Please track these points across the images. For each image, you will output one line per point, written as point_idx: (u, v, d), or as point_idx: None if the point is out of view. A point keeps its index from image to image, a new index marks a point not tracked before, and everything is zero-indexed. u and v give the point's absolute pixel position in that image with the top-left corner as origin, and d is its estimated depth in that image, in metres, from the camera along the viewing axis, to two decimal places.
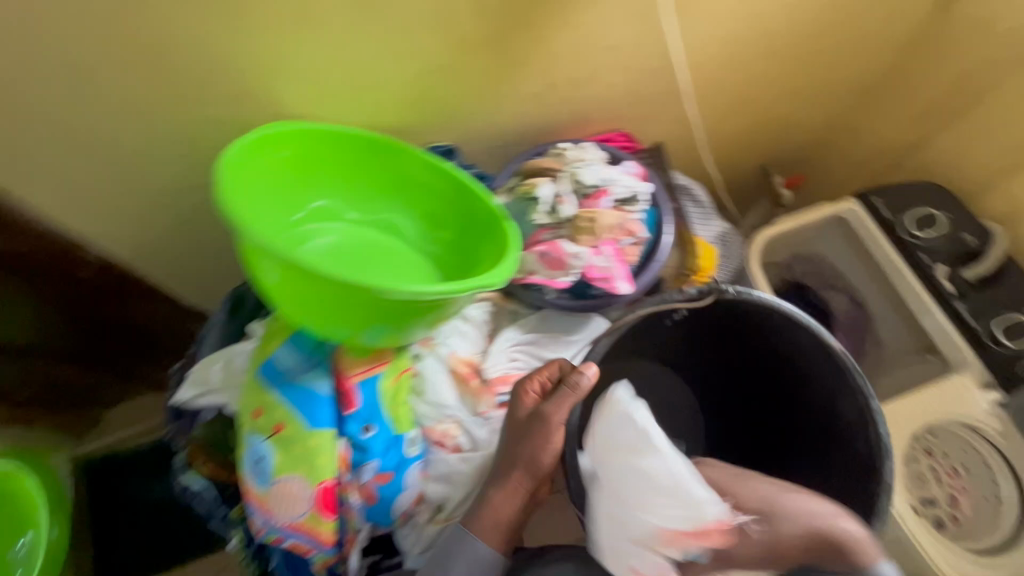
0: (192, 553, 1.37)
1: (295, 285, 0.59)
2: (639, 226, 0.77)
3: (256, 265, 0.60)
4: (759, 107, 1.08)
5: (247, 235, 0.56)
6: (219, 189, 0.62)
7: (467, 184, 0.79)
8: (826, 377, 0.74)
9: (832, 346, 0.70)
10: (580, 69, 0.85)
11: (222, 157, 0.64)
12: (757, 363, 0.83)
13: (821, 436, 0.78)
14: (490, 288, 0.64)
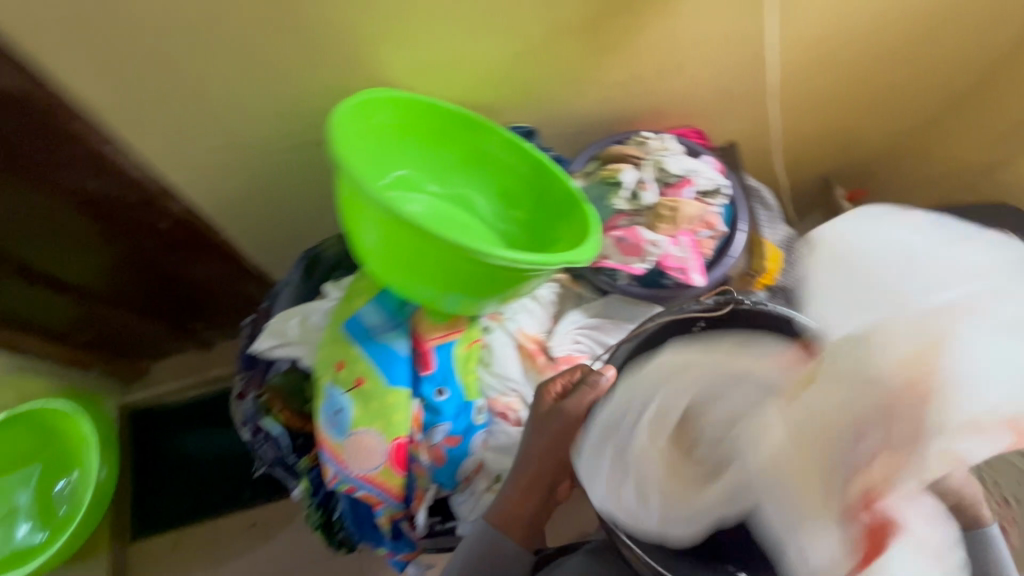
0: (222, 508, 1.41)
1: (395, 243, 0.62)
2: (718, 219, 0.78)
3: (360, 221, 0.63)
4: (834, 113, 1.07)
5: (360, 185, 0.59)
6: (330, 142, 0.64)
7: (548, 164, 0.80)
8: None
9: None
10: (666, 61, 0.85)
11: (334, 115, 0.66)
12: None
13: None
14: (576, 265, 0.65)
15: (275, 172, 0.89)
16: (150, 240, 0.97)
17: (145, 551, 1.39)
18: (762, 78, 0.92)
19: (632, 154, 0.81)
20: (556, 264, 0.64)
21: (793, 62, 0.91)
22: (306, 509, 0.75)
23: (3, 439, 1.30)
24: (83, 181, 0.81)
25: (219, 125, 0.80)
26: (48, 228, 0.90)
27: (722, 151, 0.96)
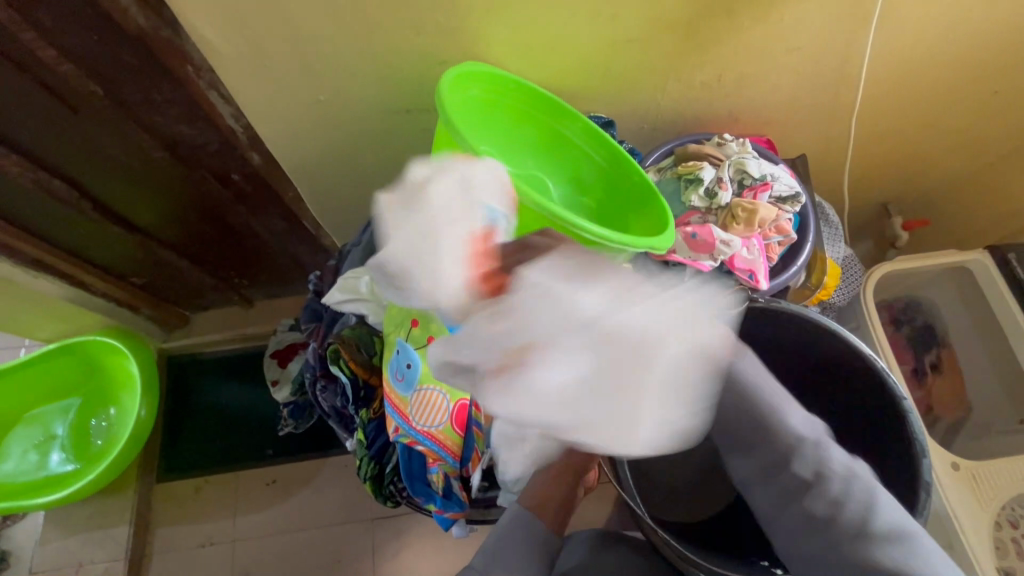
0: (244, 462, 1.43)
1: None
2: (789, 227, 0.80)
3: None
4: (908, 140, 1.06)
5: (465, 145, 0.63)
6: (440, 101, 0.68)
7: (624, 155, 0.82)
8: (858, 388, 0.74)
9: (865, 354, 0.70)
10: (754, 68, 0.86)
11: (442, 82, 0.70)
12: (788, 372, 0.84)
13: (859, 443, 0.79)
14: (655, 251, 0.68)
15: (357, 136, 0.93)
16: (223, 189, 1.01)
17: (167, 494, 1.41)
18: (844, 96, 0.93)
19: (711, 154, 0.82)
20: (634, 248, 0.66)
21: (878, 82, 0.91)
22: (359, 460, 0.76)
23: (50, 370, 1.36)
24: (178, 124, 0.85)
25: (316, 84, 0.83)
26: (134, 166, 0.94)
27: (794, 161, 0.98)
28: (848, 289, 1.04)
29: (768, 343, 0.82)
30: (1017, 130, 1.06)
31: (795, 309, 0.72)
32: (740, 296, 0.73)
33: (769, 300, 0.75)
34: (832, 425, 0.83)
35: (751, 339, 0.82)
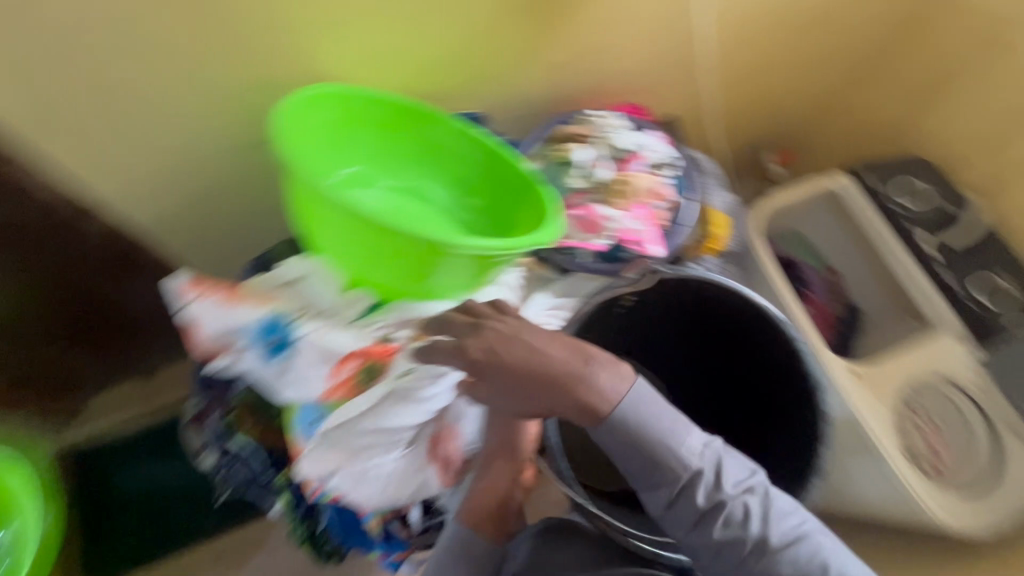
0: None
1: (345, 235, 0.61)
2: (668, 190, 0.81)
3: (309, 215, 0.63)
4: (764, 83, 1.13)
5: (304, 179, 0.59)
6: (276, 137, 0.68)
7: (498, 148, 0.80)
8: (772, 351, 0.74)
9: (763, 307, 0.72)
10: (612, 39, 0.88)
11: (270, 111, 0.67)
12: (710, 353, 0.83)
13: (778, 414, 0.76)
14: (538, 246, 0.67)
15: (219, 177, 0.84)
16: (71, 263, 0.87)
17: None
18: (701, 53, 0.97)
19: (583, 132, 0.83)
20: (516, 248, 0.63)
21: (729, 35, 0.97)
22: (290, 524, 0.72)
23: None
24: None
25: (160, 121, 0.75)
26: None
27: (665, 124, 1.01)
28: (740, 231, 1.10)
29: (683, 319, 0.81)
30: (846, 56, 1.18)
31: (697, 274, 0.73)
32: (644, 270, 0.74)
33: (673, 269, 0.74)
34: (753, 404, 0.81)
35: (665, 315, 0.80)
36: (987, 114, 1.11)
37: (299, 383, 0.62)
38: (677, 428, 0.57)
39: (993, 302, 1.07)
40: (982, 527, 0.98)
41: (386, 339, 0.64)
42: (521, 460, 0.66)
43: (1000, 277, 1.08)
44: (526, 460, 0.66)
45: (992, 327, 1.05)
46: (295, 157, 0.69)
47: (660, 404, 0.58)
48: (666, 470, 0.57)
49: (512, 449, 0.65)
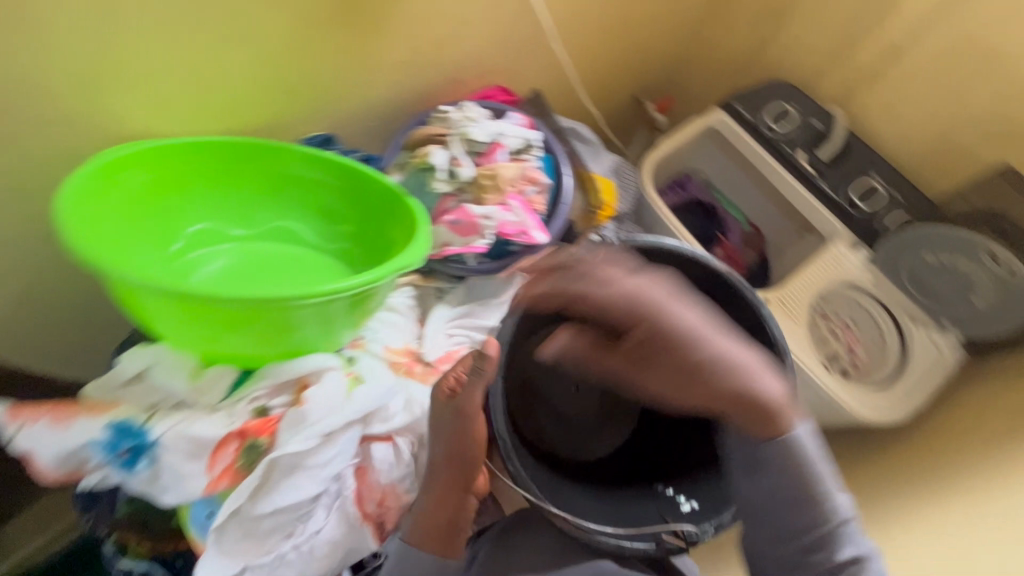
0: None
1: (183, 319, 0.55)
2: (539, 173, 0.79)
3: (134, 304, 0.56)
4: (620, 38, 1.11)
5: (112, 270, 0.51)
6: (62, 224, 0.56)
7: (354, 167, 0.76)
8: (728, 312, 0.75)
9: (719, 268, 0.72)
10: (447, 28, 0.83)
11: (58, 194, 0.58)
12: None
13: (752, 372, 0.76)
14: (407, 270, 0.64)
15: (53, 267, 0.74)
16: None
17: None
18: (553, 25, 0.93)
19: (437, 133, 0.77)
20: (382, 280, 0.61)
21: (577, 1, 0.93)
22: None
23: None
24: None
25: None
26: None
27: (528, 103, 0.99)
28: (629, 191, 1.09)
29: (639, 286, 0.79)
30: None
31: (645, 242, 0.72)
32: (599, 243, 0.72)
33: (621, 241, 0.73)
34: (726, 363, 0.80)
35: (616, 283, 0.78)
36: (827, 25, 1.14)
37: (179, 482, 0.57)
38: (826, 468, 0.64)
39: (874, 201, 1.11)
40: (901, 416, 1.03)
41: (265, 411, 0.60)
42: (472, 469, 0.66)
43: (876, 180, 1.12)
44: (476, 469, 0.66)
45: (875, 228, 1.11)
46: (105, 245, 0.61)
47: (812, 450, 0.64)
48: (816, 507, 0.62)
49: (460, 463, 0.65)
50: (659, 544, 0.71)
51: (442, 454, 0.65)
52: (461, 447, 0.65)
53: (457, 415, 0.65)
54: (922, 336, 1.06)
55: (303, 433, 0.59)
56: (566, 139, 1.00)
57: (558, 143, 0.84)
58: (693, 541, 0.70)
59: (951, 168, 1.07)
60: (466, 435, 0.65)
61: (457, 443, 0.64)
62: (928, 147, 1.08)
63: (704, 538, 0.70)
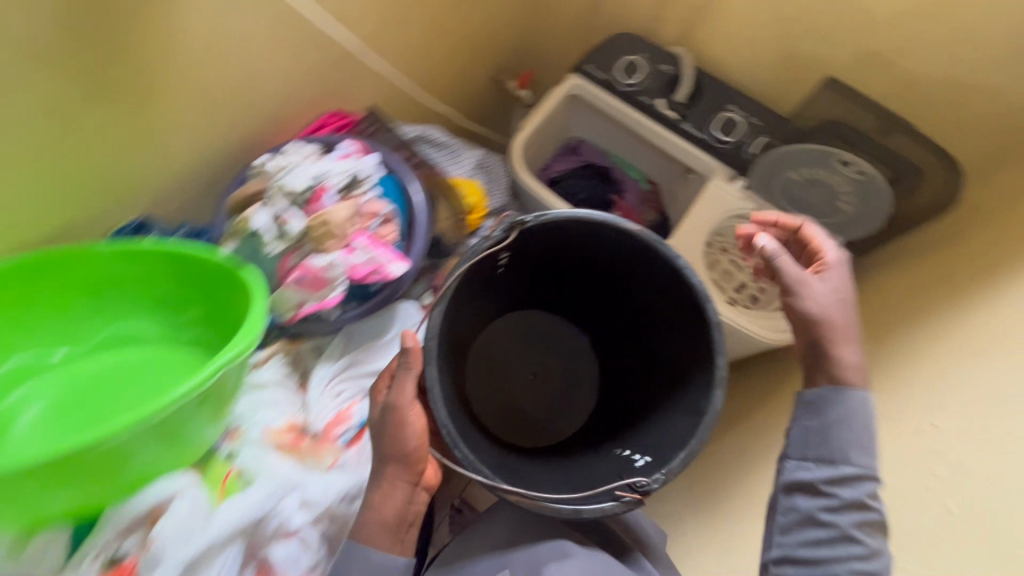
0: None
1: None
2: (380, 204, 0.73)
3: None
4: (451, 31, 1.06)
5: None
6: None
7: (174, 250, 0.69)
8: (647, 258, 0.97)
9: (631, 229, 0.93)
10: (242, 76, 0.76)
11: None
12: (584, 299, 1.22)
13: (635, 320, 1.14)
14: (248, 350, 0.60)
15: None
16: None
17: None
18: (363, 35, 0.86)
19: (258, 189, 0.72)
20: (222, 366, 0.58)
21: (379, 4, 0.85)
22: None
23: None
24: None
25: None
26: None
27: (367, 122, 0.95)
28: (501, 182, 1.07)
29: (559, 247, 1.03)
30: None
31: (554, 216, 0.89)
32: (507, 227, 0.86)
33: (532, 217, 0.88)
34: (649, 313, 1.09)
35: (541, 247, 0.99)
36: None
37: None
38: (868, 442, 0.65)
39: (736, 131, 1.13)
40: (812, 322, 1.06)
41: (117, 559, 0.60)
42: (418, 461, 0.68)
43: (735, 110, 1.13)
44: (422, 460, 0.69)
45: (744, 155, 1.13)
46: None
47: (860, 422, 0.66)
48: (837, 474, 0.64)
49: (404, 460, 0.67)
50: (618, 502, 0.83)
51: (387, 452, 0.67)
52: (401, 441, 0.67)
53: (393, 407, 0.67)
54: None
55: (170, 563, 0.60)
56: (414, 152, 0.96)
57: (401, 160, 0.81)
58: (647, 491, 0.82)
59: (796, 83, 1.08)
60: (404, 428, 0.67)
61: (396, 440, 0.67)
62: (774, 66, 1.08)
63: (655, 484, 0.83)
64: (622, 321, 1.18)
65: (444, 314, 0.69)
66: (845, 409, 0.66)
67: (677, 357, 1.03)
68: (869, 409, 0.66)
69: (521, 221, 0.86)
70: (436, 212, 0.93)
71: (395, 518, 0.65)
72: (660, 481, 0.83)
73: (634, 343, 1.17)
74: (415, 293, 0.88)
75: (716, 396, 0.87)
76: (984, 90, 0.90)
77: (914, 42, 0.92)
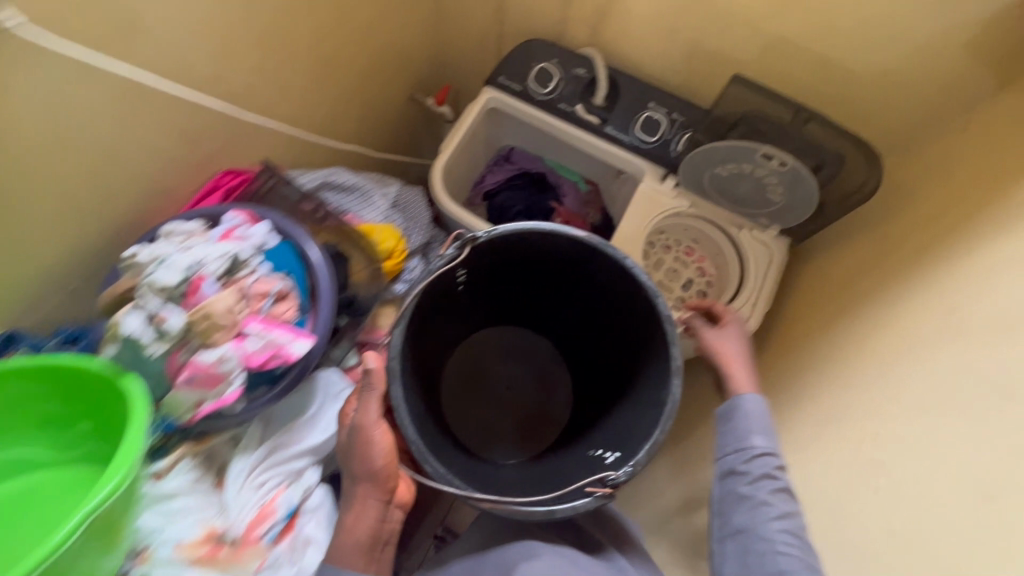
0: None
1: None
2: (270, 282, 0.67)
3: None
4: (344, 65, 1.01)
5: None
6: None
7: (48, 364, 0.63)
8: (596, 261, 0.98)
9: (577, 236, 0.93)
10: (106, 163, 0.70)
11: None
12: (544, 307, 1.20)
13: (596, 322, 1.13)
14: (124, 485, 0.54)
15: None
16: None
17: None
18: (233, 86, 0.79)
19: (124, 286, 0.63)
20: (97, 506, 0.52)
21: (239, 55, 0.77)
22: None
23: None
24: None
25: None
26: None
27: (261, 179, 0.89)
28: (421, 218, 1.01)
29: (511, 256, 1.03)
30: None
31: (503, 229, 0.91)
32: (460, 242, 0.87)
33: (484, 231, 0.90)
34: (608, 313, 1.08)
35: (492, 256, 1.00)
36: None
37: None
38: (759, 434, 0.79)
39: (658, 130, 1.09)
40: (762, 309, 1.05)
41: None
42: (388, 479, 0.72)
43: (656, 108, 1.09)
44: (392, 478, 0.73)
45: (672, 152, 1.10)
46: None
47: (752, 421, 0.80)
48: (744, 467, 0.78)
49: (374, 479, 0.71)
50: (591, 497, 0.83)
51: (356, 472, 0.71)
52: (371, 459, 0.71)
53: (359, 426, 0.72)
54: (750, 239, 1.11)
55: None
56: (317, 203, 0.90)
57: (295, 224, 0.75)
58: (618, 482, 0.83)
59: (708, 78, 1.05)
60: (371, 447, 0.71)
61: (366, 458, 0.71)
62: (685, 59, 1.04)
63: (623, 477, 0.83)
64: (584, 324, 1.17)
65: (403, 335, 0.72)
66: (735, 417, 0.82)
67: (635, 355, 1.04)
68: (759, 410, 0.82)
69: (472, 235, 0.86)
70: (349, 265, 0.88)
71: (367, 537, 0.69)
72: (628, 472, 0.83)
73: (599, 343, 1.16)
74: (334, 358, 0.83)
75: (674, 387, 0.88)
76: (892, 70, 0.87)
77: (818, 29, 0.87)
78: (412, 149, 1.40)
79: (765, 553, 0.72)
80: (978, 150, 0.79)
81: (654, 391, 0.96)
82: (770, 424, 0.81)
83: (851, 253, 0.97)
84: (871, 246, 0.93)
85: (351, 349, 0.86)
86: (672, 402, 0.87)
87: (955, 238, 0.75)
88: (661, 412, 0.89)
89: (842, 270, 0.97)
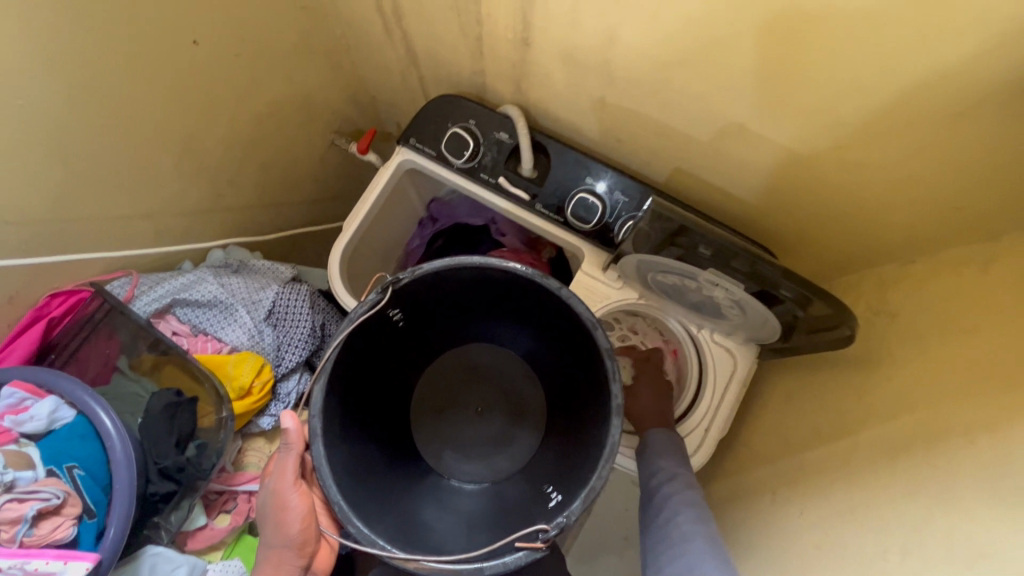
0: None
1: None
2: (29, 499, 0.58)
3: None
4: (209, 148, 0.86)
5: None
6: None
7: None
8: (528, 285, 0.71)
9: (507, 267, 0.67)
10: None
11: None
12: (513, 329, 0.85)
13: (558, 359, 0.81)
14: None
15: None
16: None
17: None
18: (9, 215, 0.65)
19: None
20: None
21: (7, 182, 0.63)
22: None
23: None
24: None
25: None
26: None
27: (97, 301, 0.79)
28: (300, 328, 0.88)
29: (452, 287, 0.76)
30: (289, 54, 0.89)
31: (432, 267, 0.67)
32: (382, 287, 0.67)
33: (411, 271, 0.68)
34: (562, 350, 0.79)
35: (435, 287, 0.75)
36: (460, 45, 0.83)
37: None
38: (668, 464, 0.79)
39: (595, 213, 0.88)
40: (714, 435, 0.88)
41: None
42: (307, 544, 0.69)
43: (593, 186, 0.88)
44: (312, 540, 0.70)
45: (615, 237, 0.88)
46: None
47: (665, 445, 0.82)
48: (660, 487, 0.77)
49: (291, 544, 0.68)
50: (523, 551, 0.62)
51: (273, 538, 0.68)
52: (287, 526, 0.68)
53: (275, 492, 0.68)
54: (713, 345, 0.90)
55: None
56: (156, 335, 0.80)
57: (89, 392, 0.65)
58: (551, 538, 0.61)
59: (654, 159, 0.83)
60: (287, 513, 0.67)
61: (282, 525, 0.67)
62: (627, 131, 0.81)
63: (554, 534, 0.61)
64: (551, 362, 0.84)
65: (324, 391, 0.63)
66: (663, 445, 0.82)
67: (582, 395, 0.77)
68: (667, 434, 0.84)
69: (393, 280, 0.66)
70: (200, 407, 0.77)
71: None
72: (560, 525, 0.61)
73: (561, 391, 0.83)
74: (169, 526, 0.72)
75: (612, 429, 0.63)
76: (887, 174, 0.64)
77: (783, 121, 0.64)
78: (341, 191, 1.25)
79: (672, 549, 0.69)
80: (991, 309, 0.57)
81: (597, 429, 0.69)
82: (678, 446, 0.82)
83: (825, 382, 0.77)
84: (848, 384, 0.73)
85: (196, 508, 0.75)
86: (609, 448, 0.63)
87: (929, 442, 0.56)
88: (600, 453, 0.65)
89: (811, 399, 0.78)
